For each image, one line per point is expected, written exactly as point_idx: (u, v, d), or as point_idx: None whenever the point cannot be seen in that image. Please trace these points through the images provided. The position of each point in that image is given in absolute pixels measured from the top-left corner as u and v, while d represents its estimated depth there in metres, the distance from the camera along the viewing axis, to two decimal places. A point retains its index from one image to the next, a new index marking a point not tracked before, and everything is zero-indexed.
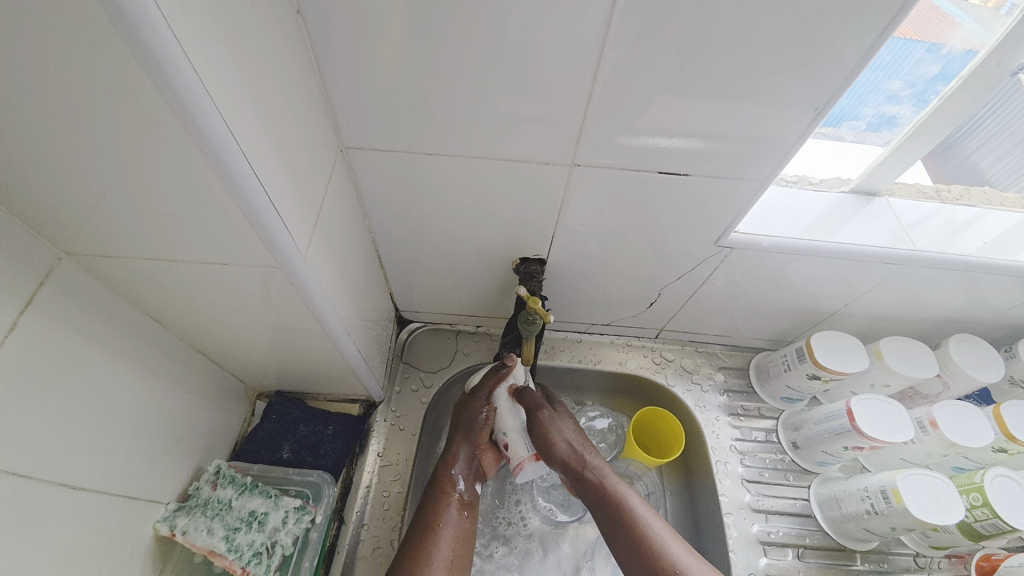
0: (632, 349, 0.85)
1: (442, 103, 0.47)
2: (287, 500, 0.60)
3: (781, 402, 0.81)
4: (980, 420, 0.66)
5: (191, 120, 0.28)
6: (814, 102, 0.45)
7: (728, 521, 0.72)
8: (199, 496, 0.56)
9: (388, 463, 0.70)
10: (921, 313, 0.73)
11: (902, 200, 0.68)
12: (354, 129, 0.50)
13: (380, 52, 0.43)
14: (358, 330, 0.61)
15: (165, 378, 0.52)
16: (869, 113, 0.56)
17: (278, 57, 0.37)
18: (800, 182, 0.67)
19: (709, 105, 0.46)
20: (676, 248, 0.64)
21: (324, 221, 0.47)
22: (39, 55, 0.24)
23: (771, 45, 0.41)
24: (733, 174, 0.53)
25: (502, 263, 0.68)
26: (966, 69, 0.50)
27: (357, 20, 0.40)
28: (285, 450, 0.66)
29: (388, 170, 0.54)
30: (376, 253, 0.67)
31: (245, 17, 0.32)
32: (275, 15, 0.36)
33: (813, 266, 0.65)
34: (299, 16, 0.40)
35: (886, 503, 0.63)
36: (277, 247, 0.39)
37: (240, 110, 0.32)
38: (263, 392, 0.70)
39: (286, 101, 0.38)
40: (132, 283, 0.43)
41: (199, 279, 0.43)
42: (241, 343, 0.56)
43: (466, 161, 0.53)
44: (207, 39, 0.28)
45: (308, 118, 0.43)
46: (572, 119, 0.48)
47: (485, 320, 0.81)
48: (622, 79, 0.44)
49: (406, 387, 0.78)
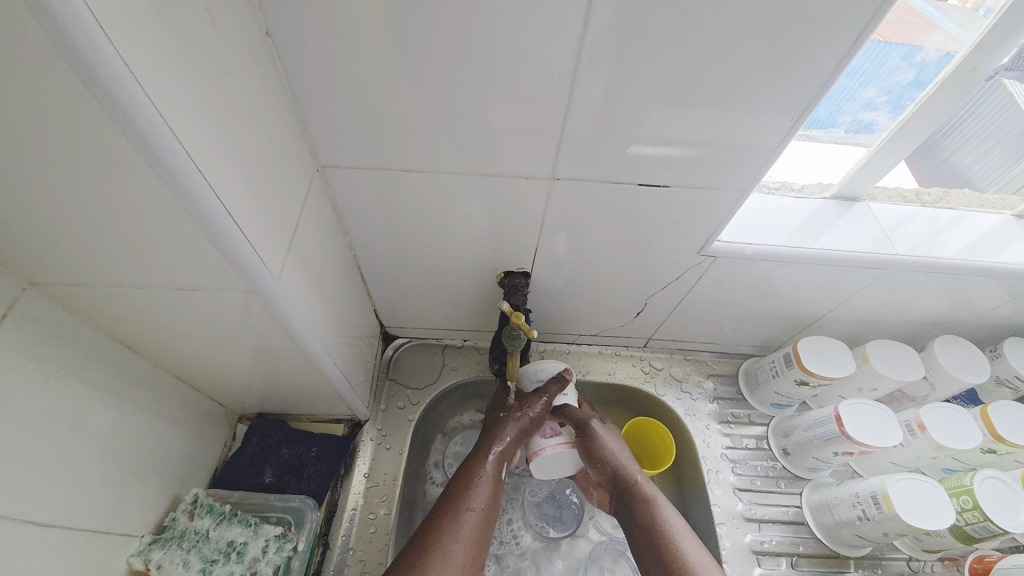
0: (621, 359, 0.85)
1: (418, 119, 0.46)
2: (268, 528, 0.58)
3: (771, 409, 0.81)
4: (968, 421, 0.66)
5: (146, 144, 0.27)
6: (790, 111, 0.45)
7: (721, 531, 0.71)
8: (176, 527, 0.54)
9: (375, 484, 0.68)
10: (905, 315, 0.74)
11: (882, 204, 0.68)
12: (330, 147, 0.49)
13: (352, 70, 0.42)
14: (339, 349, 0.60)
15: (139, 406, 0.51)
16: (847, 119, 0.57)
17: (245, 77, 0.36)
18: (782, 189, 0.67)
19: (686, 115, 0.46)
20: (661, 258, 0.64)
21: (300, 241, 0.46)
22: None
23: (745, 56, 0.41)
24: (714, 183, 0.53)
25: (486, 277, 0.68)
26: (940, 75, 0.50)
27: (327, 38, 0.40)
28: (268, 474, 0.65)
29: (366, 187, 0.54)
30: (357, 270, 0.66)
31: (207, 37, 0.31)
32: (241, 34, 0.35)
33: (797, 272, 0.65)
34: (268, 35, 0.39)
35: (877, 509, 0.62)
36: (249, 270, 0.37)
37: (202, 132, 0.31)
38: (245, 415, 0.69)
39: (255, 120, 0.37)
40: (100, 310, 0.41)
41: (170, 304, 0.41)
42: (219, 366, 0.55)
43: (445, 176, 0.52)
44: (161, 60, 0.27)
45: (279, 138, 0.42)
46: (549, 133, 0.48)
47: (471, 334, 0.80)
48: (598, 92, 0.44)
49: (392, 404, 0.76)
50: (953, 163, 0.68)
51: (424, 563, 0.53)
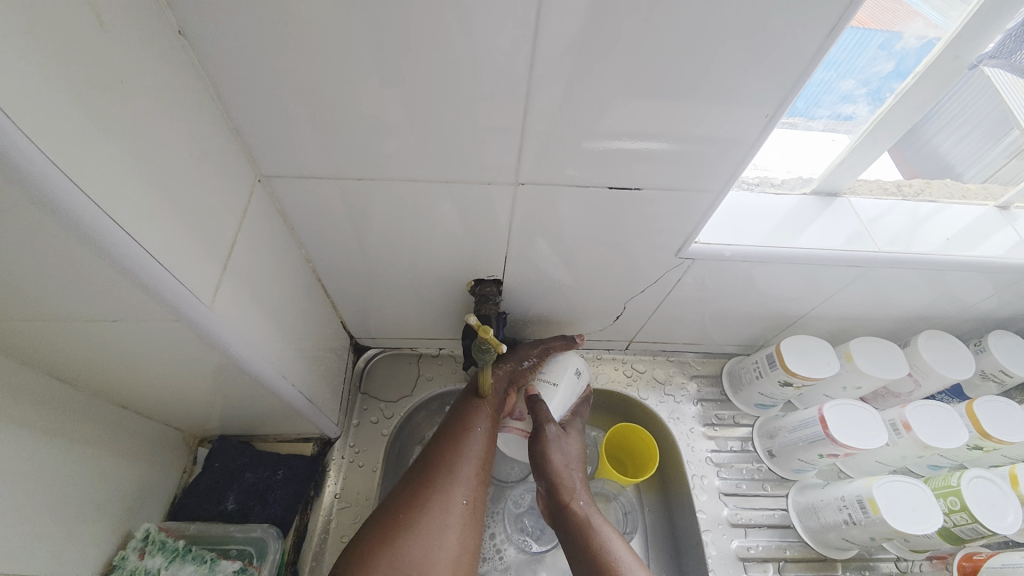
0: (602, 363, 0.83)
1: (365, 123, 0.43)
2: (224, 564, 0.55)
3: (755, 409, 0.79)
4: (954, 419, 0.64)
5: (20, 171, 0.23)
6: (763, 106, 0.43)
7: (707, 538, 0.69)
8: (125, 566, 0.51)
9: (346, 504, 0.66)
10: (889, 311, 0.72)
11: (863, 198, 0.66)
12: (273, 155, 0.45)
13: (288, 72, 0.39)
14: (299, 368, 0.57)
15: (78, 439, 0.47)
16: (825, 113, 0.55)
17: (159, 83, 0.32)
18: (761, 184, 0.65)
19: (656, 113, 0.43)
20: (636, 260, 0.61)
21: (238, 260, 0.42)
22: None
23: (712, 48, 0.38)
24: (687, 182, 0.50)
25: (457, 285, 0.65)
26: (921, 65, 0.48)
27: (254, 38, 0.36)
28: (230, 501, 0.61)
29: (318, 197, 0.50)
30: (318, 281, 0.62)
31: (101, 39, 0.27)
32: (147, 36, 0.32)
33: (777, 271, 0.62)
34: (182, 35, 0.35)
35: (862, 513, 0.61)
36: (175, 297, 0.34)
37: (100, 148, 0.27)
38: (206, 438, 0.65)
39: (173, 130, 0.34)
40: (16, 344, 0.38)
41: (94, 336, 0.38)
42: (167, 392, 0.51)
43: (402, 182, 0.49)
44: (36, 70, 0.24)
45: (209, 149, 0.38)
46: (509, 135, 0.44)
47: (446, 342, 0.77)
48: (559, 90, 0.41)
49: (365, 418, 0.73)
50: (932, 150, 0.67)
51: (438, 477, 0.59)
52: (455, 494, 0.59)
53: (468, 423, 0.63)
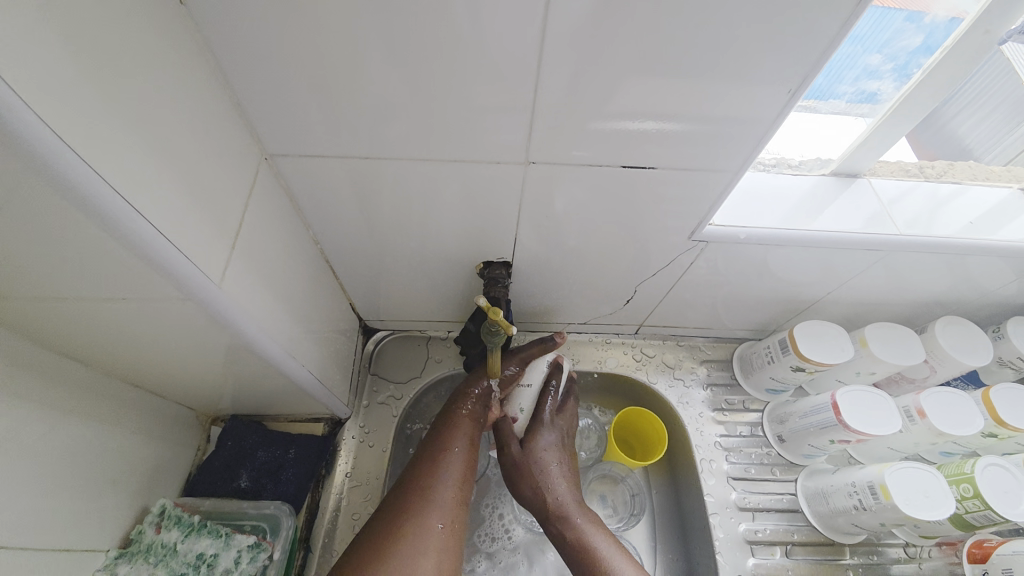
0: (612, 346, 0.82)
1: (373, 100, 0.42)
2: (240, 538, 0.57)
3: (766, 394, 0.79)
4: (970, 406, 0.63)
5: (26, 147, 0.23)
6: (786, 83, 0.41)
7: (714, 521, 0.70)
8: (141, 541, 0.52)
9: (357, 483, 0.67)
10: (906, 296, 0.70)
11: (884, 179, 0.64)
12: (280, 134, 0.44)
13: (293, 45, 0.37)
14: (308, 349, 0.57)
15: (94, 417, 0.48)
16: (849, 90, 0.52)
17: (161, 57, 0.32)
18: (779, 165, 0.63)
19: (673, 89, 0.42)
20: (649, 243, 0.60)
21: (246, 240, 0.42)
22: None
23: (735, 19, 0.36)
24: (703, 162, 0.49)
25: (466, 267, 0.64)
26: (950, 39, 0.46)
27: (258, 10, 0.35)
28: (244, 478, 0.62)
29: (326, 177, 0.49)
30: (327, 263, 0.62)
31: (99, 9, 0.27)
32: (148, 8, 0.31)
33: (793, 255, 0.61)
34: (182, 5, 0.34)
35: (874, 499, 0.60)
36: (183, 277, 0.34)
37: (101, 124, 0.27)
38: (218, 417, 0.66)
39: (177, 107, 0.33)
40: (29, 323, 0.38)
41: (106, 316, 0.38)
42: (179, 372, 0.51)
43: (410, 162, 0.48)
44: (29, 39, 0.23)
45: (215, 127, 0.38)
46: (521, 111, 0.43)
47: (454, 325, 0.77)
48: (572, 65, 0.39)
49: (374, 400, 0.74)
50: (951, 131, 0.64)
51: (413, 503, 0.55)
52: (433, 519, 0.54)
53: (446, 441, 0.60)
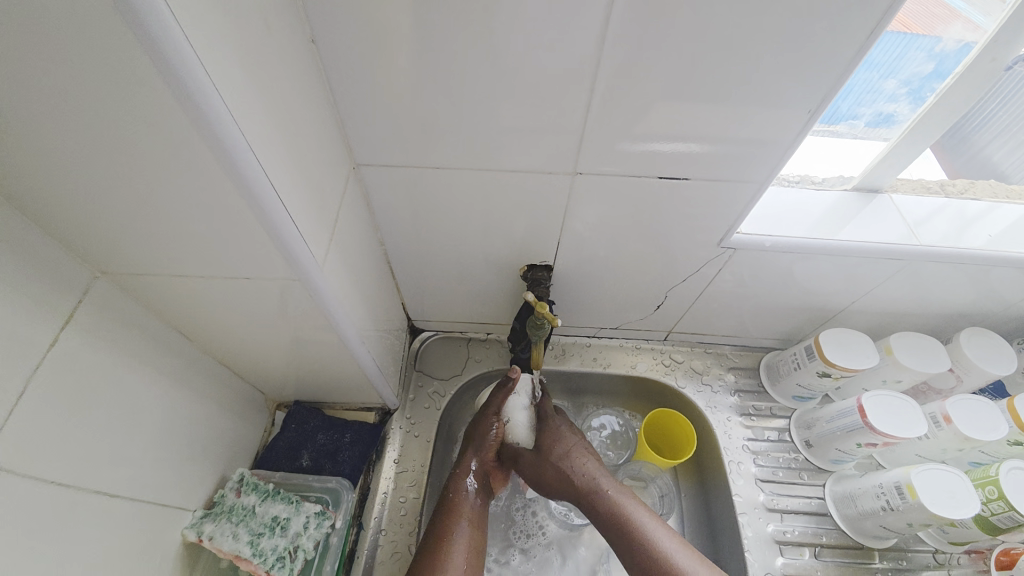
0: (641, 352, 0.86)
1: (445, 119, 0.49)
2: (308, 505, 0.62)
3: (793, 401, 0.82)
4: (995, 414, 0.65)
5: (224, 146, 0.31)
6: (806, 105, 0.47)
7: (743, 520, 0.72)
8: (224, 503, 0.59)
9: (404, 470, 0.73)
10: (931, 307, 0.73)
11: (905, 196, 0.68)
12: (364, 146, 0.52)
13: (386, 73, 0.45)
14: (371, 339, 0.63)
15: (192, 389, 0.55)
16: (867, 111, 0.57)
17: (291, 83, 0.39)
18: (802, 182, 0.68)
19: (706, 111, 0.47)
20: (680, 251, 0.65)
21: (336, 235, 0.49)
22: (97, 95, 0.27)
23: (762, 50, 0.42)
24: (733, 176, 0.54)
25: (510, 271, 0.70)
26: (961, 65, 0.50)
27: (363, 46, 0.43)
28: (305, 457, 0.69)
29: (397, 185, 0.57)
30: (387, 264, 0.69)
31: (263, 47, 0.35)
32: (288, 45, 0.39)
33: (817, 264, 0.65)
34: (313, 43, 0.43)
35: (901, 500, 0.63)
36: (294, 260, 0.41)
37: (258, 133, 0.34)
38: (283, 402, 0.73)
39: (299, 123, 0.41)
40: (160, 298, 0.45)
41: (222, 293, 0.45)
42: (262, 354, 0.58)
43: (471, 173, 0.55)
44: (227, 69, 0.31)
45: (321, 140, 0.45)
46: (571, 129, 0.50)
47: (494, 327, 0.83)
48: (618, 90, 0.46)
49: (420, 395, 0.80)
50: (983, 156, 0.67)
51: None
52: None
53: (450, 522, 0.62)
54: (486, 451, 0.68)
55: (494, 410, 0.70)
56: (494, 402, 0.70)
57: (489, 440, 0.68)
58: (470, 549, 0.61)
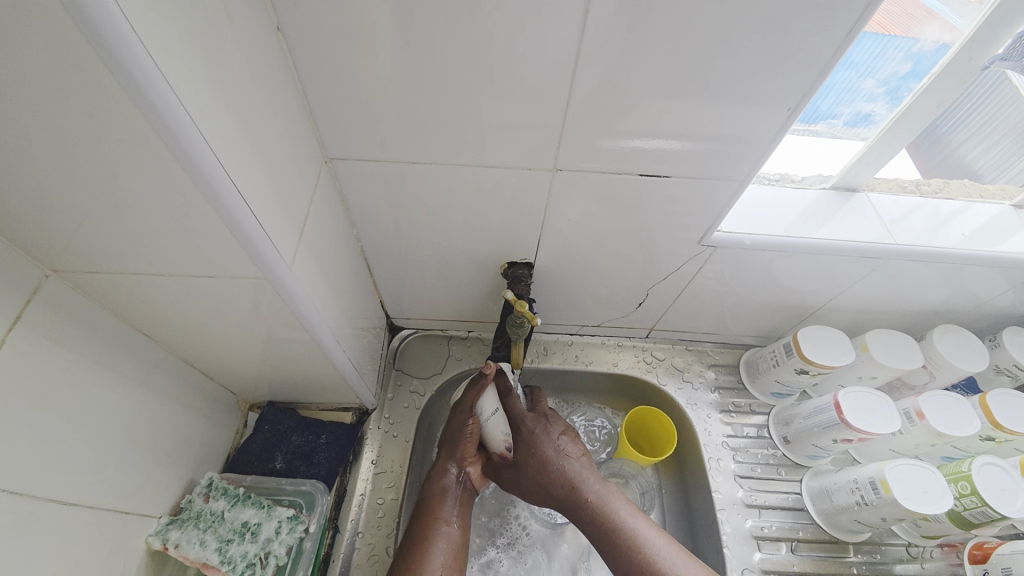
0: (623, 349, 0.86)
1: (421, 114, 0.48)
2: (280, 510, 0.61)
3: (771, 397, 0.82)
4: (967, 409, 0.67)
5: (176, 141, 0.29)
6: (786, 103, 0.46)
7: (722, 517, 0.73)
8: (191, 509, 0.57)
9: (383, 471, 0.72)
10: (905, 305, 0.74)
11: (881, 195, 0.69)
12: (338, 141, 0.50)
13: (357, 63, 0.43)
14: (347, 337, 0.62)
15: (157, 391, 0.53)
16: (845, 111, 0.57)
17: (254, 72, 0.37)
18: (782, 180, 0.68)
19: (686, 106, 0.47)
20: (662, 249, 0.65)
21: (307, 232, 0.48)
22: (28, 86, 0.25)
23: (741, 46, 0.42)
24: (714, 174, 0.54)
25: (490, 268, 0.69)
26: (937, 65, 0.51)
27: (334, 34, 0.41)
28: (279, 460, 0.68)
29: (372, 181, 0.55)
30: (364, 261, 0.67)
31: (222, 34, 0.33)
32: (251, 33, 0.37)
33: (796, 262, 0.66)
34: (280, 31, 0.41)
35: (875, 494, 0.64)
36: (261, 257, 0.40)
37: (219, 126, 0.33)
38: (255, 403, 0.72)
39: (264, 115, 0.39)
40: (120, 297, 0.43)
41: (185, 292, 0.43)
42: (232, 355, 0.56)
43: (449, 169, 0.54)
44: (182, 58, 0.29)
45: (289, 132, 0.44)
46: (550, 125, 0.49)
47: (475, 325, 0.82)
48: (600, 83, 0.45)
49: (399, 394, 0.78)
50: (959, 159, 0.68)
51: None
52: None
53: (431, 524, 0.62)
54: (462, 450, 0.67)
55: (468, 408, 0.68)
56: (467, 399, 0.68)
57: (463, 439, 0.67)
58: (450, 549, 0.60)
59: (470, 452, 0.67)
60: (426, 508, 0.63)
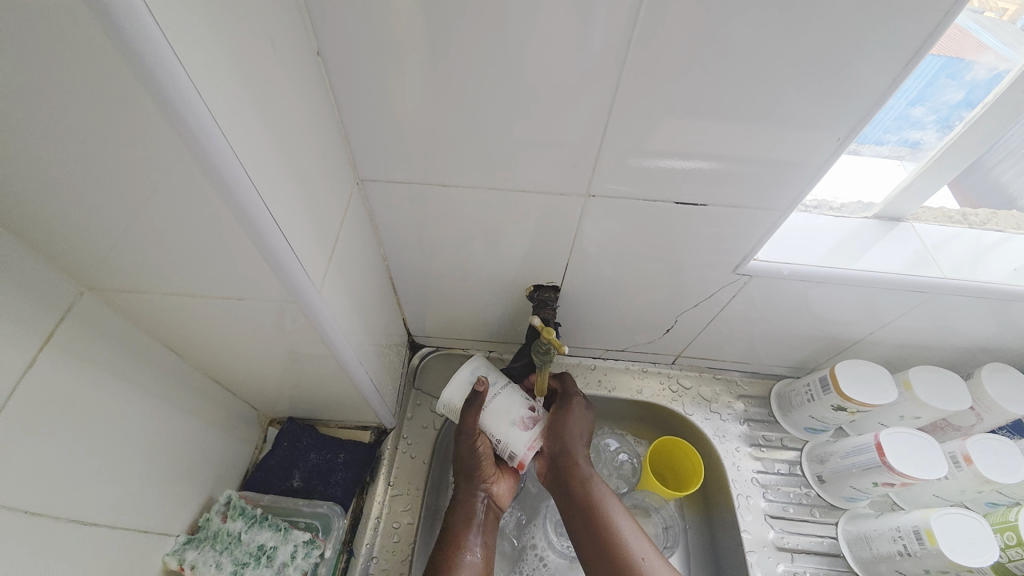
0: (648, 375, 0.84)
1: (455, 137, 0.47)
2: (297, 533, 0.60)
3: (804, 433, 0.79)
4: (1015, 455, 0.62)
5: (214, 168, 0.29)
6: (837, 132, 0.44)
7: (751, 559, 0.69)
8: (209, 528, 0.56)
9: (399, 493, 0.70)
10: (951, 341, 0.71)
11: (927, 225, 0.66)
12: (370, 162, 0.50)
13: (393, 86, 0.43)
14: (369, 357, 0.61)
15: (181, 406, 0.53)
16: (892, 139, 0.55)
17: (293, 96, 0.38)
18: (820, 207, 0.66)
19: (728, 132, 0.45)
20: (694, 275, 0.63)
21: (337, 253, 0.47)
22: (76, 114, 0.25)
23: (789, 74, 0.40)
24: (752, 202, 0.52)
25: (515, 290, 0.68)
26: (991, 95, 0.48)
27: (372, 59, 0.41)
28: (296, 478, 0.67)
29: (401, 202, 0.55)
30: (390, 279, 0.67)
31: (265, 59, 0.33)
32: (292, 58, 0.37)
33: (834, 292, 0.63)
34: (319, 55, 0.41)
35: (919, 545, 0.60)
36: (291, 280, 0.39)
37: (257, 151, 0.33)
38: (275, 419, 0.72)
39: (301, 137, 0.39)
40: (150, 315, 0.43)
41: (215, 312, 0.43)
42: (256, 371, 0.56)
43: (480, 192, 0.53)
44: (226, 86, 0.29)
45: (324, 154, 0.44)
46: (586, 150, 0.48)
47: (497, 345, 0.80)
48: (638, 110, 0.44)
49: (418, 413, 0.77)
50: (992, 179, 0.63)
51: None
52: None
53: (456, 553, 0.60)
54: (480, 473, 0.65)
55: (470, 430, 0.63)
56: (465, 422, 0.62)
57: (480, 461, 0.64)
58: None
59: (490, 471, 0.65)
60: (448, 538, 0.62)
